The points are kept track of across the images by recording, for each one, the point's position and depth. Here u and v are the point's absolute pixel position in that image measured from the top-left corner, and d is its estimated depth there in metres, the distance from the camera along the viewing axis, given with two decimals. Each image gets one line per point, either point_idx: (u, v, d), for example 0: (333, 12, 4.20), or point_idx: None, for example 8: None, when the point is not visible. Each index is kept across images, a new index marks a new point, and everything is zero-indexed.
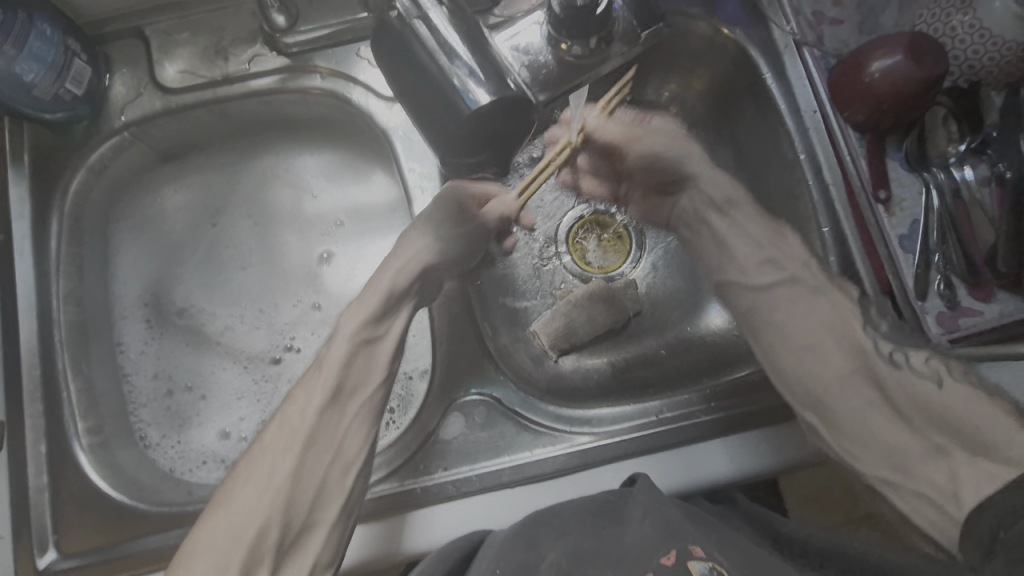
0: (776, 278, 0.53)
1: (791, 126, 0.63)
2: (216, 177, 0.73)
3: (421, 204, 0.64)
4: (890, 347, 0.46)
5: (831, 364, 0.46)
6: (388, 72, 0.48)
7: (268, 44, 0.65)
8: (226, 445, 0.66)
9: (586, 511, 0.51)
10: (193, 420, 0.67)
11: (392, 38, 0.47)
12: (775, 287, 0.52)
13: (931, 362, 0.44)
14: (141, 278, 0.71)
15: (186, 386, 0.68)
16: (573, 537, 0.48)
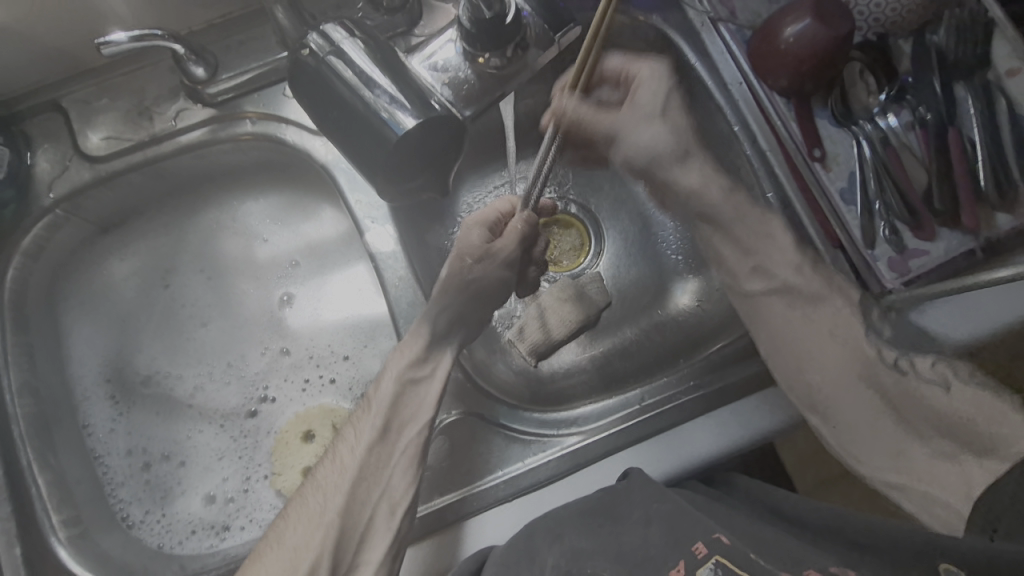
0: (766, 286, 0.65)
1: (720, 101, 0.65)
2: (162, 239, 0.71)
3: (375, 234, 0.63)
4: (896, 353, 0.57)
5: (837, 358, 0.59)
6: (310, 110, 0.47)
7: (191, 97, 0.64)
8: (214, 509, 0.64)
9: (581, 513, 0.51)
10: (177, 489, 0.65)
11: (309, 77, 0.46)
12: (767, 294, 0.64)
13: (937, 366, 0.55)
14: (98, 354, 0.68)
15: (163, 456, 0.66)
16: (571, 532, 0.49)
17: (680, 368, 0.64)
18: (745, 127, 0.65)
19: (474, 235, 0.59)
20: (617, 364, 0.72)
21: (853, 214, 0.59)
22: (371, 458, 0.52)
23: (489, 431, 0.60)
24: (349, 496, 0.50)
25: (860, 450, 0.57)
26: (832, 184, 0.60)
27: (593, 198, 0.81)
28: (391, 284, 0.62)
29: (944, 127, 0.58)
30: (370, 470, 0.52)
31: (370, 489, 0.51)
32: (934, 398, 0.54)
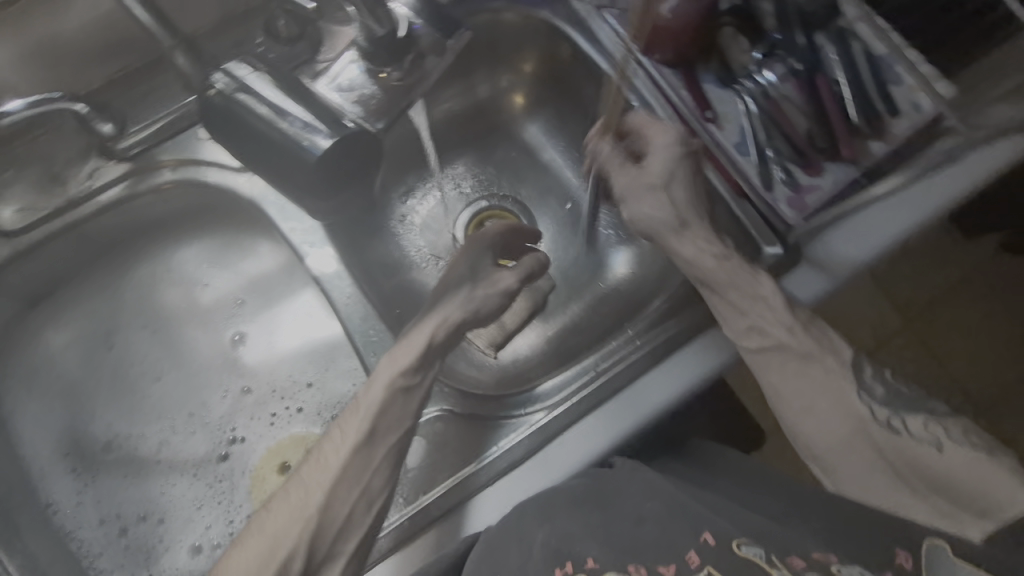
0: (764, 345, 0.54)
1: (617, 79, 0.70)
2: (97, 303, 0.70)
3: (315, 257, 0.65)
4: (888, 412, 0.49)
5: (831, 424, 0.51)
6: (231, 146, 0.49)
7: (103, 155, 0.64)
8: (201, 559, 0.64)
9: (574, 500, 0.50)
10: (160, 548, 0.64)
11: (220, 115, 0.48)
12: (765, 352, 0.54)
13: (929, 424, 0.48)
14: (50, 430, 0.66)
15: (140, 518, 0.65)
16: (562, 517, 0.48)
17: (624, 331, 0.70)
18: (643, 101, 0.69)
19: (465, 260, 0.64)
20: (569, 339, 0.78)
21: (750, 163, 0.65)
22: (362, 459, 0.50)
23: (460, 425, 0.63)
24: (330, 492, 0.48)
25: (872, 495, 0.49)
26: (726, 140, 0.66)
27: (521, 189, 0.85)
28: (340, 302, 0.64)
29: (813, 75, 0.65)
30: (353, 472, 0.49)
31: (350, 485, 0.49)
32: (929, 459, 0.46)
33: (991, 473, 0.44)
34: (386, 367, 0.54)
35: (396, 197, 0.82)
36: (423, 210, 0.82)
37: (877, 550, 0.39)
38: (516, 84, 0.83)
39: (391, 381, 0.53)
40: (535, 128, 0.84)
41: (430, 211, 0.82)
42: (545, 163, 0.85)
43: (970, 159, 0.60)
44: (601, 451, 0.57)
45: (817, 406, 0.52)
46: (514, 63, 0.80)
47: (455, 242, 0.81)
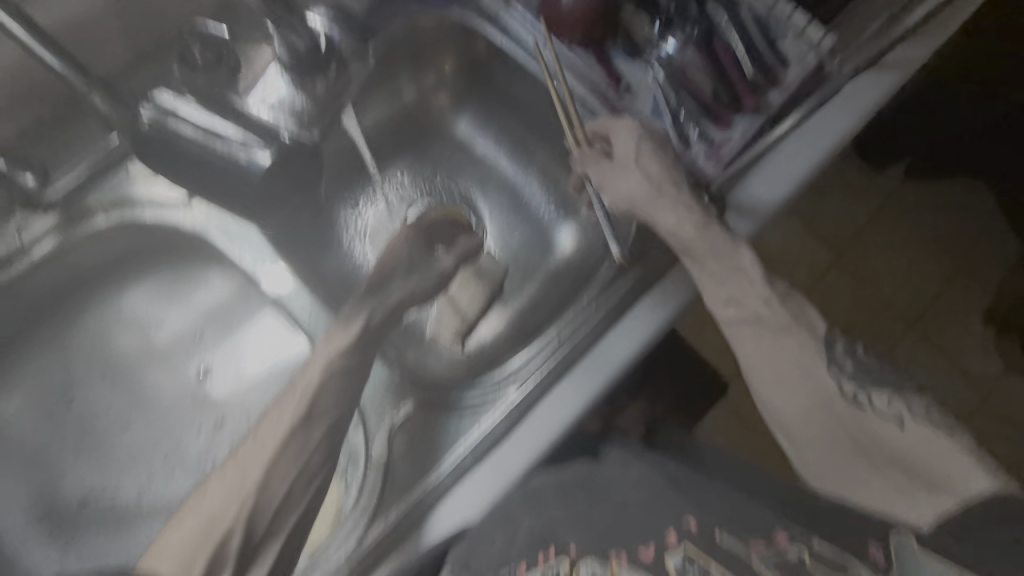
0: (740, 315, 0.54)
1: (534, 65, 0.73)
2: (48, 361, 0.68)
3: (269, 277, 0.66)
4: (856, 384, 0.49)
5: (796, 399, 0.51)
6: (175, 175, 0.50)
7: (30, 208, 0.63)
8: None
9: (561, 491, 0.55)
10: None
11: (155, 145, 0.49)
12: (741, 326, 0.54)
13: (893, 400, 0.48)
14: (20, 499, 0.64)
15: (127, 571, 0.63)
16: (548, 509, 0.53)
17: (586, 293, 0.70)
18: (561, 84, 0.74)
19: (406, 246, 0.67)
20: (530, 318, 0.81)
21: (666, 126, 0.71)
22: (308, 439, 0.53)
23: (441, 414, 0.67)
24: (268, 470, 0.50)
25: (833, 472, 0.51)
26: (642, 108, 0.72)
27: (460, 183, 0.88)
28: (302, 317, 0.65)
29: (710, 39, 0.69)
30: (291, 450, 0.51)
31: (289, 464, 0.51)
32: (886, 434, 0.47)
33: (950, 452, 0.44)
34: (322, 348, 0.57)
35: (343, 209, 0.84)
36: (371, 216, 0.85)
37: (855, 536, 0.41)
38: (439, 83, 0.85)
39: (329, 360, 0.56)
40: (463, 124, 0.88)
41: (377, 216, 0.85)
42: (480, 155, 0.88)
43: (845, 95, 0.68)
44: (573, 413, 0.62)
45: (790, 379, 0.51)
46: (434, 63, 0.83)
47: None
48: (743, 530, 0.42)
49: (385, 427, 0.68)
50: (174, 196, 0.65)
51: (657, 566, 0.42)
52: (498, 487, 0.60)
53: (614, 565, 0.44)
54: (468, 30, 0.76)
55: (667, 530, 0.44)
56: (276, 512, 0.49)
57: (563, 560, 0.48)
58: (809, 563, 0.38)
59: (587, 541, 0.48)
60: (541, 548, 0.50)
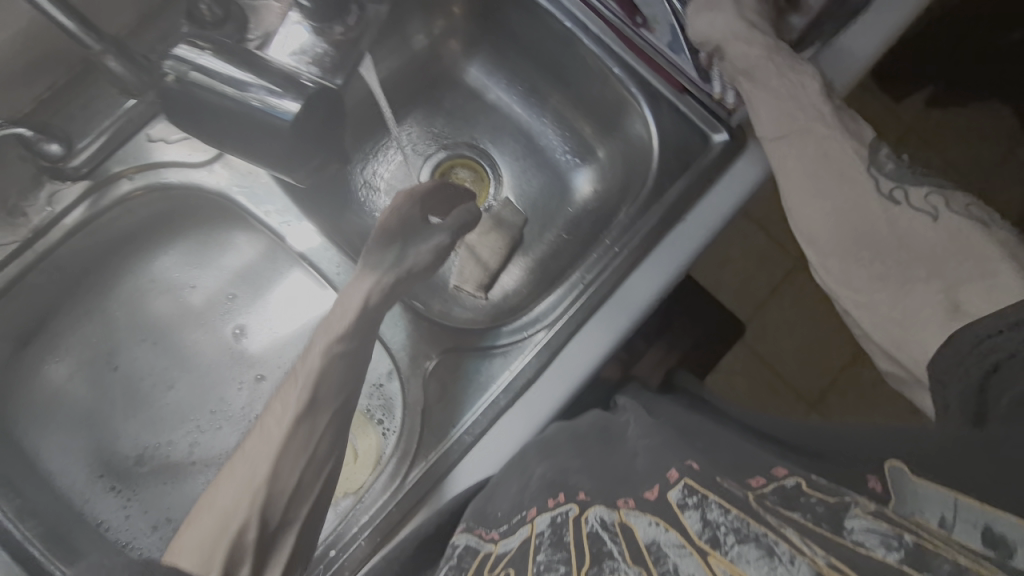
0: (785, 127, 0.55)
1: (546, 4, 0.72)
2: (89, 329, 0.70)
3: (296, 235, 0.67)
4: (891, 186, 0.49)
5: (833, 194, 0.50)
6: (198, 130, 0.50)
7: (56, 178, 0.63)
8: None
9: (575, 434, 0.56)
10: None
11: (179, 99, 0.49)
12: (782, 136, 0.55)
13: (931, 197, 0.47)
14: (77, 458, 0.68)
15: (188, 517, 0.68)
16: (562, 456, 0.52)
17: (601, 238, 0.73)
18: (575, 20, 0.72)
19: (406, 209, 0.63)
20: (551, 265, 0.82)
21: (685, 59, 0.67)
22: (315, 430, 0.54)
23: (469, 359, 0.67)
24: (278, 461, 0.51)
25: (858, 271, 0.48)
26: (660, 42, 0.67)
27: (473, 134, 0.88)
28: (331, 272, 0.68)
29: None
30: (295, 444, 0.53)
31: (297, 456, 0.52)
32: (922, 230, 0.46)
33: (985, 247, 0.42)
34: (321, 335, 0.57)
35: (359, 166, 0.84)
36: (387, 172, 0.85)
37: (859, 469, 0.35)
38: (447, 30, 0.84)
39: (328, 346, 0.57)
40: (473, 74, 0.86)
41: (393, 172, 0.85)
42: (494, 103, 0.87)
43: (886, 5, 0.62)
44: (603, 352, 0.63)
45: (824, 172, 0.51)
46: (442, 9, 0.81)
47: None
48: (743, 474, 0.38)
49: (416, 376, 0.69)
50: (198, 158, 0.66)
51: (660, 501, 0.38)
52: (527, 428, 0.61)
53: (622, 512, 0.40)
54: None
55: (671, 468, 0.41)
56: (290, 499, 0.51)
57: (572, 506, 0.45)
58: (806, 487, 0.34)
59: (594, 489, 0.45)
60: (553, 494, 0.47)
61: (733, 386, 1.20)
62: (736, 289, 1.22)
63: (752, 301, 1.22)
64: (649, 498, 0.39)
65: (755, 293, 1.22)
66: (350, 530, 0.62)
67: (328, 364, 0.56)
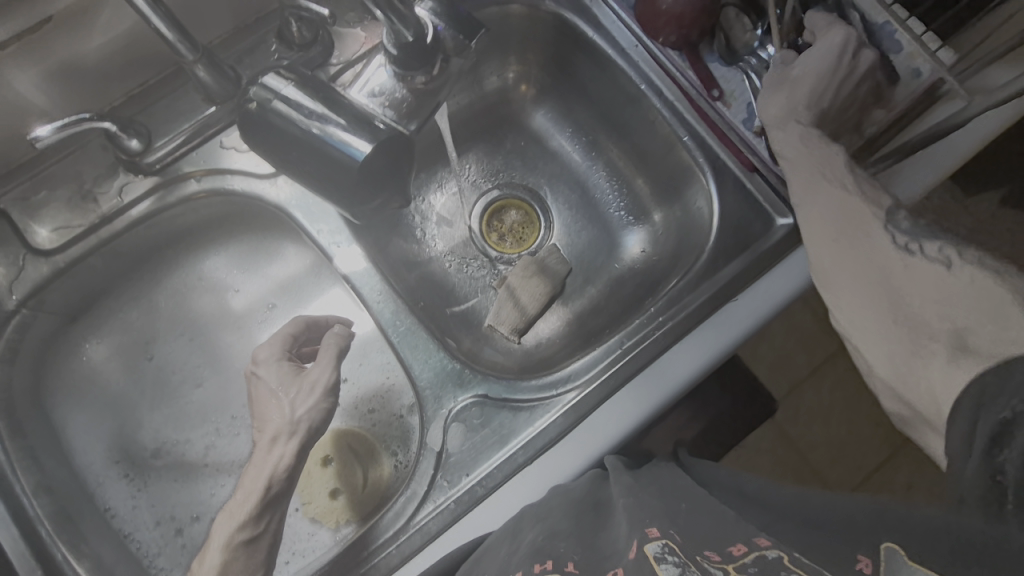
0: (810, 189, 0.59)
1: (623, 64, 0.72)
2: (134, 315, 0.72)
3: (342, 257, 0.68)
4: (906, 237, 0.52)
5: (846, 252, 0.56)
6: (267, 154, 0.51)
7: (131, 170, 0.66)
8: None
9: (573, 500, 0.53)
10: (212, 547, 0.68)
11: (258, 125, 0.50)
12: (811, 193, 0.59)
13: (943, 247, 0.50)
14: (99, 441, 0.69)
15: (192, 518, 0.68)
16: (553, 518, 0.51)
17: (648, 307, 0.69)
18: (650, 84, 0.72)
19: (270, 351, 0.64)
20: (588, 320, 0.81)
21: (759, 138, 0.67)
22: None
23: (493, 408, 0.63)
24: None
25: (869, 320, 0.54)
26: (735, 118, 0.68)
27: (529, 176, 0.88)
28: (372, 297, 0.67)
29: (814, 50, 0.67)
30: None
31: None
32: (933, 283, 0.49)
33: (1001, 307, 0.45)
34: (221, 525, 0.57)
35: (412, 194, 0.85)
36: (440, 204, 0.86)
37: (841, 549, 0.38)
38: (522, 74, 0.84)
39: (227, 541, 0.56)
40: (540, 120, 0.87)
41: (445, 204, 0.87)
42: (556, 150, 0.87)
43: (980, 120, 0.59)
44: (631, 425, 0.61)
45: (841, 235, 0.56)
46: (520, 53, 0.81)
47: (470, 233, 0.87)
48: (730, 541, 0.41)
49: (437, 419, 0.64)
50: (264, 170, 0.68)
51: (639, 554, 0.41)
52: (538, 488, 0.59)
53: None
54: (562, 27, 0.75)
55: (649, 525, 0.45)
56: None
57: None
58: (787, 562, 0.37)
59: (584, 564, 0.44)
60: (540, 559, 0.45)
61: (754, 464, 1.14)
62: (773, 364, 1.16)
63: (788, 379, 1.16)
64: (630, 559, 0.42)
65: (793, 370, 1.16)
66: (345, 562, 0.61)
67: (255, 514, 0.57)
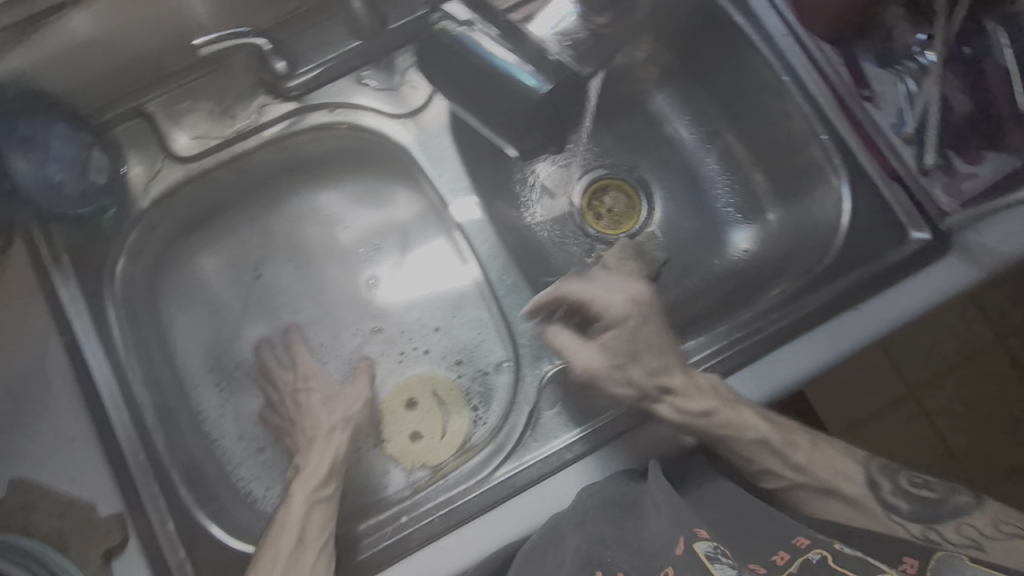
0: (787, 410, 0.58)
1: (767, 52, 0.70)
2: (247, 234, 0.74)
3: (457, 206, 0.67)
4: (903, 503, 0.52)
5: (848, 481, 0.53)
6: (441, 76, 0.64)
7: (270, 92, 0.68)
8: None
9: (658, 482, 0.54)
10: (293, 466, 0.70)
11: (442, 51, 0.62)
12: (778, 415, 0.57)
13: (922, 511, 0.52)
14: (200, 348, 0.72)
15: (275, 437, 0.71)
16: (594, 521, 0.48)
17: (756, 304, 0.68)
18: (794, 77, 0.69)
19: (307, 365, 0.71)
20: (681, 311, 0.80)
21: (906, 147, 0.64)
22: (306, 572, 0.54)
23: None
24: None
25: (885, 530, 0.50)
26: (883, 120, 0.65)
27: (638, 159, 0.87)
28: (481, 249, 0.66)
29: (981, 62, 0.62)
30: None
31: None
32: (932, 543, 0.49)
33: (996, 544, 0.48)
34: (300, 485, 0.60)
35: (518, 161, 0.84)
36: (545, 174, 0.86)
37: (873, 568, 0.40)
38: (652, 55, 0.82)
39: (308, 495, 0.59)
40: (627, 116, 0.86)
41: (550, 175, 0.86)
42: (672, 135, 0.84)
43: None
44: None
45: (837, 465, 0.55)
46: (657, 33, 0.79)
47: (569, 208, 0.86)
48: (763, 552, 0.44)
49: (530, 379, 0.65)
50: (395, 109, 0.68)
51: (690, 555, 0.42)
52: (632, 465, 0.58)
53: None
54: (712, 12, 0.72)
55: (695, 524, 0.45)
56: None
57: None
58: (832, 562, 0.41)
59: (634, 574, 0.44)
60: (591, 570, 0.45)
61: None
62: None
63: (846, 416, 0.96)
64: (679, 556, 0.42)
65: None
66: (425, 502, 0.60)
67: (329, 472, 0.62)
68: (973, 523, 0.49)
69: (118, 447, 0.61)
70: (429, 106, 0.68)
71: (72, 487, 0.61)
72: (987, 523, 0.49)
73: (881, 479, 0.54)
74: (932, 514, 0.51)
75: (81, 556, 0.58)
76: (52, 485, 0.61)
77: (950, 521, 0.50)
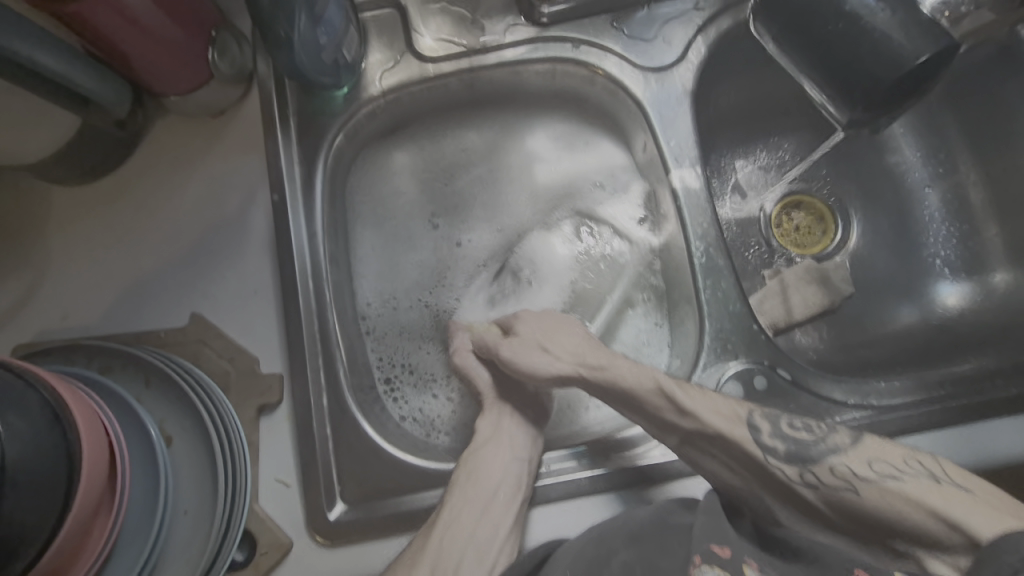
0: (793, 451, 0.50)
1: None
2: (447, 143, 0.75)
3: (680, 173, 0.64)
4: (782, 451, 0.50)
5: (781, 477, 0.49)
6: (733, 71, 0.71)
7: (523, 15, 0.67)
8: None
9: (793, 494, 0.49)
10: (443, 390, 0.69)
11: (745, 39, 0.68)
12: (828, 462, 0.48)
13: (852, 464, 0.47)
14: (374, 242, 0.73)
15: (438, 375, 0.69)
16: (652, 542, 0.48)
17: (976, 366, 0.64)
18: None
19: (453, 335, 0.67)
20: (862, 352, 0.72)
21: None
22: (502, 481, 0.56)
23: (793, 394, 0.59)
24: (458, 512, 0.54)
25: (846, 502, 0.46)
26: None
27: (847, 183, 0.80)
28: (691, 222, 0.63)
29: None
30: (464, 508, 0.55)
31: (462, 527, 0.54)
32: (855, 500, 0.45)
33: (894, 501, 0.43)
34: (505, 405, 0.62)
35: (719, 154, 0.78)
36: (742, 173, 0.80)
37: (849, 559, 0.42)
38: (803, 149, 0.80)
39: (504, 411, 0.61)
40: (827, 150, 0.80)
41: (747, 174, 0.80)
42: (892, 165, 0.79)
43: None
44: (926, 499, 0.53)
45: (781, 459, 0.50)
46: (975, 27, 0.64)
47: (760, 212, 0.80)
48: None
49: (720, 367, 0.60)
50: (642, 61, 0.66)
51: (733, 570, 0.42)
52: None
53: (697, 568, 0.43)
54: (1012, 47, 0.65)
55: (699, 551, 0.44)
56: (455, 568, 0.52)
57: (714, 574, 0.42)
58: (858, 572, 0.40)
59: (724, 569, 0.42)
60: None
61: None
62: None
63: None
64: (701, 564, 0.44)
65: None
66: (568, 462, 0.59)
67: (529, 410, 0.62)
68: (870, 455, 0.47)
69: (296, 313, 0.62)
70: (678, 67, 0.66)
71: (245, 338, 0.62)
72: (897, 457, 0.46)
73: (757, 419, 0.52)
74: (806, 453, 0.49)
75: (240, 403, 0.60)
76: (228, 329, 0.63)
77: (827, 460, 0.48)
